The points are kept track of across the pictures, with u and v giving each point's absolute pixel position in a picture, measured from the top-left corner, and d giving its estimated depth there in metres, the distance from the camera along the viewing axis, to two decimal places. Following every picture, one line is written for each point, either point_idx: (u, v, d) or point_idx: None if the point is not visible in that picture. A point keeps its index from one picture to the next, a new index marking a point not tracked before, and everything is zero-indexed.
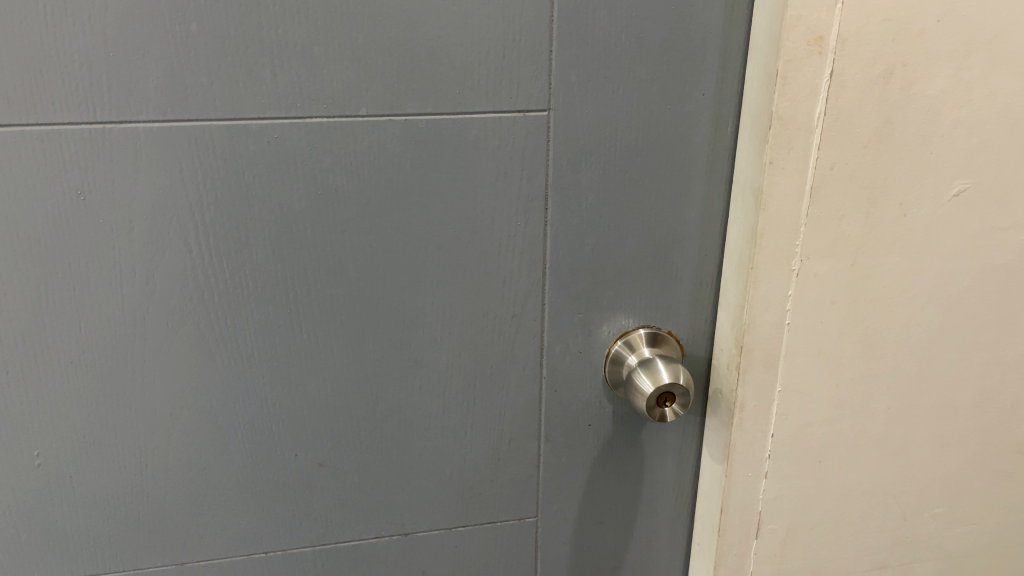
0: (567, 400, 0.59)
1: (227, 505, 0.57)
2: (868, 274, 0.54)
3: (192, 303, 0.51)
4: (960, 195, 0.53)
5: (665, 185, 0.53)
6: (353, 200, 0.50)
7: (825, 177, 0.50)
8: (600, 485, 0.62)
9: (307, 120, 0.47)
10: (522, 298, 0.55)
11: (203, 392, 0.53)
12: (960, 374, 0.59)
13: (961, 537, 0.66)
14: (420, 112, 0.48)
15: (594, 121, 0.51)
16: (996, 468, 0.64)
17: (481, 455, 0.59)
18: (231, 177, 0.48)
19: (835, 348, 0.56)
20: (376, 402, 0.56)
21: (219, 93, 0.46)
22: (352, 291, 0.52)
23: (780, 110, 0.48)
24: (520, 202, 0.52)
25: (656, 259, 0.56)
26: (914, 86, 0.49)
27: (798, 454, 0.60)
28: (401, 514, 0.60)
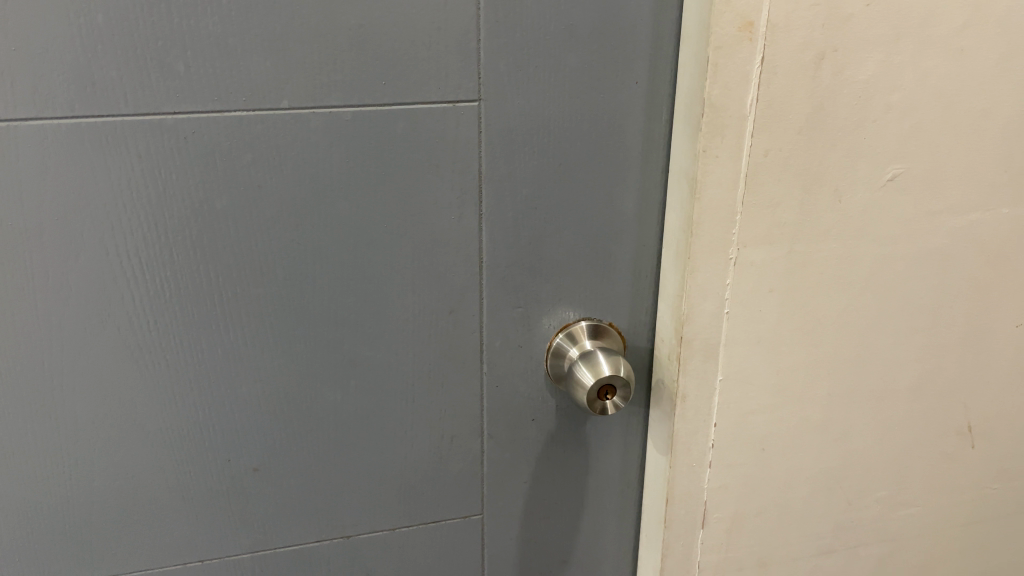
0: (509, 395, 0.58)
1: (158, 514, 0.55)
2: (804, 261, 0.54)
3: (112, 306, 0.49)
4: (894, 180, 0.53)
5: (600, 176, 0.53)
6: (279, 197, 0.48)
7: (759, 164, 0.50)
8: (545, 480, 0.61)
9: (226, 114, 0.45)
10: (459, 293, 0.54)
11: (128, 400, 0.51)
12: (899, 357, 0.60)
13: (905, 520, 0.67)
14: (345, 104, 0.47)
15: (525, 111, 0.50)
16: (936, 450, 0.65)
17: (422, 454, 0.58)
18: (148, 175, 0.46)
19: (774, 336, 0.56)
20: (312, 404, 0.54)
21: (130, 88, 0.44)
22: (282, 290, 0.51)
23: (712, 98, 0.48)
24: (453, 196, 0.51)
25: (595, 251, 0.55)
26: (845, 71, 0.49)
27: (742, 442, 0.59)
28: (341, 517, 0.59)
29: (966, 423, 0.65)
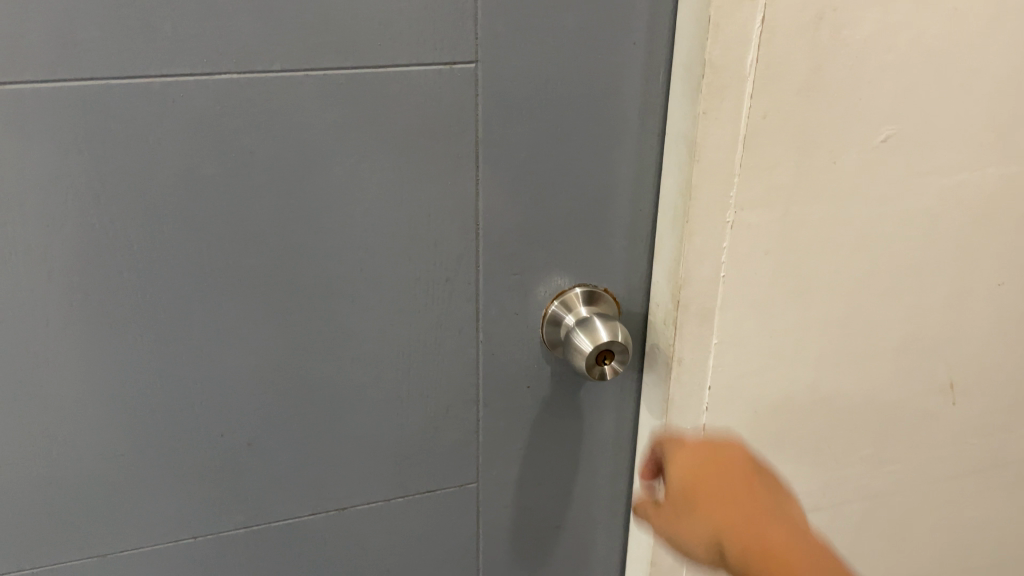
0: (504, 363, 0.57)
1: (149, 492, 0.53)
2: (799, 223, 0.54)
3: (97, 280, 0.47)
4: (887, 141, 0.53)
5: (597, 140, 0.52)
6: (270, 163, 0.47)
7: (758, 126, 0.50)
8: (540, 447, 0.61)
9: (215, 78, 0.44)
10: (455, 261, 0.53)
11: (115, 376, 0.49)
12: (886, 317, 0.61)
13: (888, 476, 0.69)
14: (338, 66, 0.45)
15: (522, 74, 0.48)
16: (919, 407, 0.66)
17: (417, 424, 0.57)
18: (133, 141, 0.44)
19: (768, 298, 0.56)
20: (305, 376, 0.53)
21: (114, 49, 0.42)
22: (274, 260, 0.49)
23: (712, 59, 0.47)
24: (449, 161, 0.50)
25: (591, 216, 0.54)
26: (842, 31, 0.48)
27: (735, 404, 0.60)
28: (336, 490, 0.58)
29: (948, 379, 0.66)
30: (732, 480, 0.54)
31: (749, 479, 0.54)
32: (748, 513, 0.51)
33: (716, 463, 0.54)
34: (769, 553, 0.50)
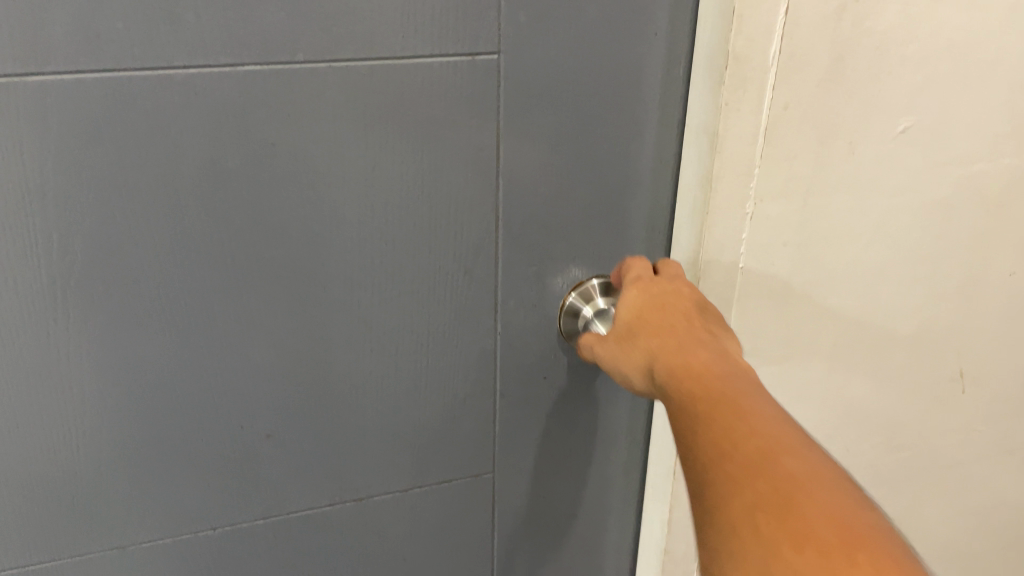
0: (522, 353, 0.57)
1: (168, 484, 0.53)
2: (818, 214, 0.54)
3: (118, 272, 0.46)
4: (906, 131, 0.53)
5: (617, 131, 0.52)
6: (293, 155, 0.46)
7: (779, 117, 0.49)
8: (555, 437, 0.62)
9: (238, 68, 0.43)
10: (475, 252, 0.53)
11: (136, 368, 0.49)
12: (900, 306, 0.61)
13: (897, 463, 0.69)
14: (361, 57, 0.45)
15: (544, 64, 0.48)
16: (929, 395, 0.67)
17: (435, 414, 0.57)
18: (156, 133, 0.43)
19: (785, 289, 0.56)
20: (325, 368, 0.53)
21: (137, 40, 0.41)
22: (295, 252, 0.49)
23: (736, 50, 0.47)
24: (471, 152, 0.49)
25: (610, 207, 0.54)
26: (866, 22, 0.48)
27: None
28: (354, 481, 0.58)
29: (958, 368, 0.66)
30: (674, 314, 0.49)
31: (694, 318, 0.48)
32: (676, 340, 0.47)
33: (664, 306, 0.49)
34: (687, 366, 0.45)
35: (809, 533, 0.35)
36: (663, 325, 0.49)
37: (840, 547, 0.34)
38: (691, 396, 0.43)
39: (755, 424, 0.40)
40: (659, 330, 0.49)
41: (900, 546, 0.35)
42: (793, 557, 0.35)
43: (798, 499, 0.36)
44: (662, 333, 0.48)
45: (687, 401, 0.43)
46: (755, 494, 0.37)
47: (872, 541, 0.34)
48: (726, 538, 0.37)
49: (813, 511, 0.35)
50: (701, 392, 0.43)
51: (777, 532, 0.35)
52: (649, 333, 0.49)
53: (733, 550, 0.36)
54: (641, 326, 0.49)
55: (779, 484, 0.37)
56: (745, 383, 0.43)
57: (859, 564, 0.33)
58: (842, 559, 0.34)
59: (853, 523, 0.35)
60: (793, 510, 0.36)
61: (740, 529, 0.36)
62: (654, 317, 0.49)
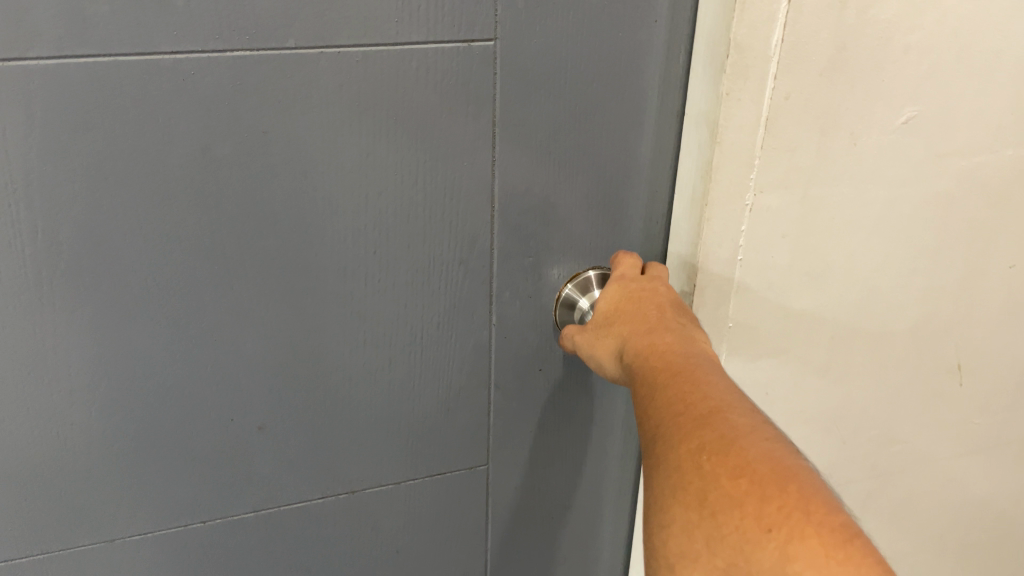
0: (517, 345, 0.57)
1: (159, 476, 0.53)
2: (818, 206, 0.53)
3: (107, 262, 0.45)
4: (909, 122, 0.53)
5: (616, 120, 0.51)
6: (285, 143, 0.45)
7: (780, 107, 0.48)
8: (551, 428, 0.61)
9: (228, 54, 0.42)
10: (470, 243, 0.52)
11: (126, 359, 0.48)
12: (899, 299, 0.60)
13: (894, 456, 0.69)
14: (355, 43, 0.44)
15: (542, 52, 0.47)
16: (927, 388, 0.66)
17: (430, 406, 0.57)
18: (144, 120, 0.42)
19: (783, 281, 0.56)
20: (318, 359, 0.52)
21: (125, 24, 0.40)
22: (287, 243, 0.48)
23: (738, 38, 0.46)
24: (466, 141, 0.48)
25: (607, 197, 0.53)
26: (870, 10, 0.47)
27: (747, 386, 0.60)
28: (347, 473, 0.57)
29: (956, 360, 0.66)
30: (647, 302, 0.51)
31: (667, 306, 0.51)
32: (647, 324, 0.50)
33: (639, 295, 0.52)
34: (653, 347, 0.48)
35: (746, 468, 0.39)
36: (636, 312, 0.51)
37: (772, 479, 0.38)
38: (654, 370, 0.46)
39: (707, 389, 0.44)
40: (632, 315, 0.51)
41: (820, 479, 0.40)
42: (732, 490, 0.39)
43: (739, 443, 0.40)
44: (634, 318, 0.51)
45: (649, 373, 0.47)
46: (702, 440, 0.41)
47: (799, 476, 0.39)
48: (673, 477, 0.41)
49: (751, 452, 0.40)
50: (662, 364, 0.46)
51: (719, 469, 0.40)
52: (623, 319, 0.51)
53: (678, 489, 0.41)
54: (616, 314, 0.52)
55: (724, 432, 0.41)
56: (706, 361, 0.47)
57: (788, 493, 0.38)
58: (773, 489, 0.38)
59: (783, 459, 0.40)
60: (734, 451, 0.40)
61: (687, 469, 0.41)
62: (629, 304, 0.52)
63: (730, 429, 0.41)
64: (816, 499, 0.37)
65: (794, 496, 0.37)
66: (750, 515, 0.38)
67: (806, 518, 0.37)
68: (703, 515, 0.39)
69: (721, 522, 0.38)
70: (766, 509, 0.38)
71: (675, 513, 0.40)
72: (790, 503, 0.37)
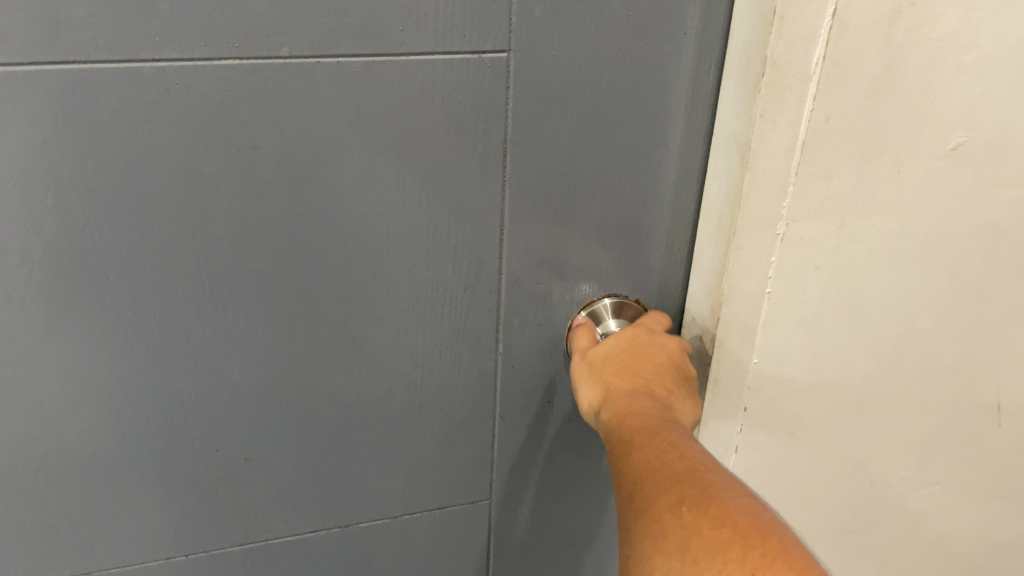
0: (525, 376, 0.53)
1: (138, 508, 0.49)
2: (855, 237, 0.49)
3: (82, 285, 0.42)
4: (958, 149, 0.48)
5: (638, 140, 0.47)
6: (277, 160, 0.42)
7: (819, 131, 0.44)
8: (558, 462, 0.57)
9: (215, 63, 0.38)
10: (476, 268, 0.48)
11: (103, 387, 0.45)
12: (938, 336, 0.56)
13: (925, 499, 0.65)
14: (355, 53, 0.40)
15: (560, 65, 0.43)
16: (963, 429, 0.62)
17: (429, 438, 0.53)
18: (123, 133, 0.39)
19: (814, 316, 0.51)
20: (311, 388, 0.49)
21: (102, 29, 0.37)
22: (278, 266, 0.44)
23: (776, 55, 0.42)
24: (475, 160, 0.45)
25: (626, 222, 0.50)
26: (921, 27, 0.43)
27: (771, 426, 0.56)
28: (340, 507, 0.54)
29: (996, 401, 0.62)
30: (635, 355, 0.48)
31: (655, 361, 0.48)
32: (626, 376, 0.47)
33: (630, 345, 0.49)
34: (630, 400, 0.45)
35: (727, 519, 0.37)
36: (624, 364, 0.48)
37: (754, 531, 0.37)
38: (631, 424, 0.44)
39: (683, 444, 0.42)
40: (618, 366, 0.48)
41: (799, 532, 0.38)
42: (714, 539, 0.37)
43: (718, 496, 0.38)
44: (620, 369, 0.48)
45: (625, 427, 0.44)
46: (681, 493, 0.39)
47: (779, 528, 0.37)
48: (653, 529, 0.39)
49: (731, 505, 0.38)
50: (640, 420, 0.44)
51: (701, 522, 0.38)
52: (607, 369, 0.48)
53: (659, 543, 0.38)
54: (602, 362, 0.48)
55: (702, 486, 0.39)
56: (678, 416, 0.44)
57: (770, 543, 0.36)
58: (755, 538, 0.36)
59: (764, 514, 0.38)
60: (714, 504, 0.38)
61: (667, 521, 0.39)
62: (616, 355, 0.48)
63: (708, 484, 0.39)
64: (797, 550, 0.36)
65: (778, 548, 0.36)
66: (734, 562, 0.36)
67: (788, 566, 0.35)
68: (686, 562, 0.37)
69: (704, 568, 0.37)
70: (749, 557, 0.36)
71: (656, 563, 0.38)
72: (772, 551, 0.36)
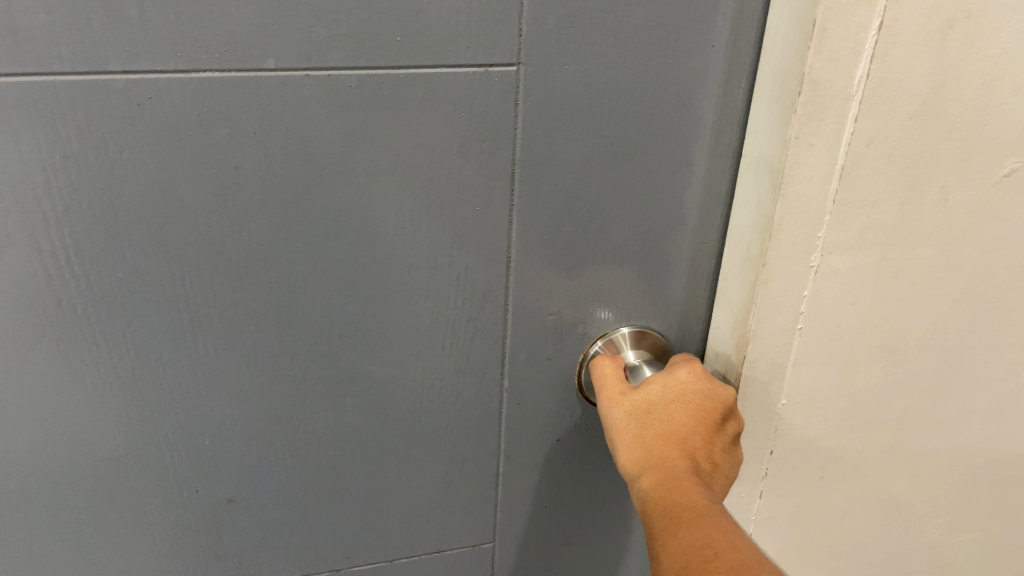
0: (533, 413, 0.49)
1: (113, 552, 0.46)
2: (897, 270, 0.45)
3: (48, 315, 0.38)
4: (1011, 175, 0.44)
5: (659, 161, 0.43)
6: (260, 182, 0.38)
7: (860, 156, 0.40)
8: (568, 504, 0.53)
9: (192, 75, 0.35)
10: (481, 299, 0.44)
11: (72, 425, 0.41)
12: (983, 376, 0.51)
13: (961, 545, 0.60)
14: (348, 66, 0.36)
15: (574, 80, 0.39)
16: (1006, 472, 0.57)
17: (428, 479, 0.49)
18: (91, 152, 0.35)
19: (850, 354, 0.47)
20: (299, 426, 0.45)
21: (66, 38, 0.33)
22: (263, 296, 0.41)
23: (815, 73, 0.37)
24: (480, 182, 0.41)
25: (645, 249, 0.46)
26: (976, 42, 0.38)
27: (799, 470, 0.51)
28: (332, 549, 0.50)
29: None
30: (683, 406, 0.43)
31: (703, 415, 0.43)
32: (673, 433, 0.43)
33: (678, 394, 0.44)
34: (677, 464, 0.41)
35: None
36: (668, 418, 0.43)
37: None
38: (674, 492, 0.40)
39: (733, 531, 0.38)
40: (661, 419, 0.43)
41: None
42: None
43: None
44: (663, 423, 0.43)
45: (671, 495, 0.40)
46: None
47: None
48: None
49: None
50: (688, 492, 0.40)
51: None
52: (649, 421, 0.43)
53: None
54: (643, 411, 0.44)
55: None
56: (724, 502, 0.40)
57: None
58: None
59: None
60: None
61: None
62: (660, 404, 0.44)
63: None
64: None
65: None
66: None
67: None
68: None
69: None
70: None
71: None
72: None
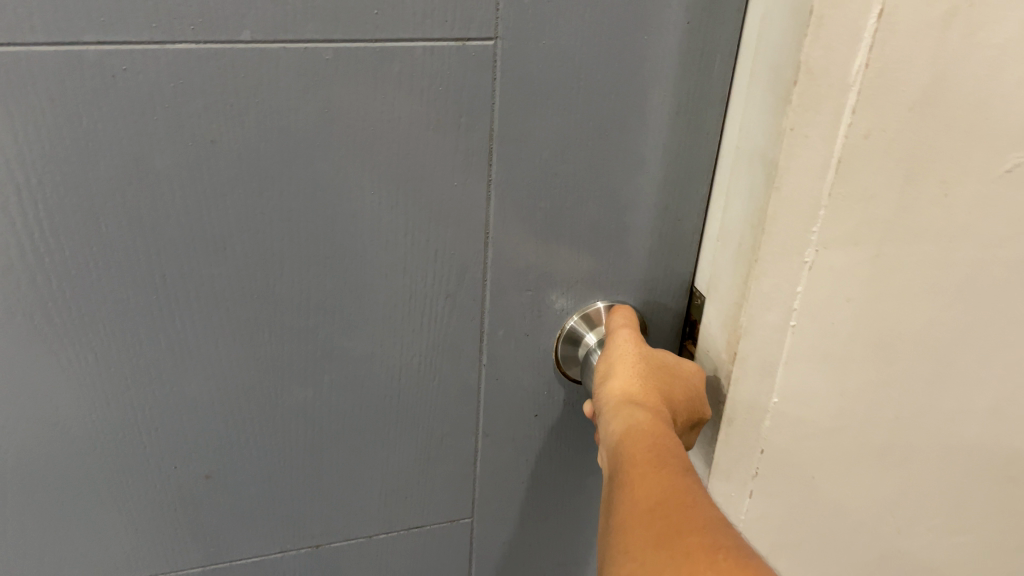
0: (511, 390, 0.48)
1: (90, 525, 0.46)
2: (894, 266, 0.43)
3: (21, 288, 0.38)
4: (1013, 171, 0.42)
5: (633, 138, 0.42)
6: (236, 156, 0.37)
7: (857, 148, 0.39)
8: (545, 480, 0.53)
9: (167, 47, 0.34)
10: (458, 277, 0.43)
11: (46, 398, 0.41)
12: (979, 379, 0.50)
13: (955, 548, 0.59)
14: (322, 37, 0.35)
15: (550, 54, 0.38)
16: (1005, 477, 0.55)
17: (408, 458, 0.49)
18: (64, 124, 0.35)
19: (843, 352, 0.46)
20: (275, 402, 0.45)
21: (36, 6, 0.32)
22: (239, 270, 0.40)
23: (812, 62, 0.37)
24: (458, 158, 0.40)
25: (617, 227, 0.45)
26: (978, 32, 0.37)
27: (788, 470, 0.51)
28: (312, 526, 0.50)
29: None
30: (684, 386, 0.44)
31: (692, 405, 0.44)
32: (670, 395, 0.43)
33: (685, 374, 0.45)
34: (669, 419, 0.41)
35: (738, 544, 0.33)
36: (671, 383, 0.44)
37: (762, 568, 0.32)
38: (665, 437, 0.39)
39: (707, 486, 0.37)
40: (667, 378, 0.44)
41: None
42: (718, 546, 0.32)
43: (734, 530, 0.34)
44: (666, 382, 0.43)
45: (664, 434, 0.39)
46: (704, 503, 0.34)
47: None
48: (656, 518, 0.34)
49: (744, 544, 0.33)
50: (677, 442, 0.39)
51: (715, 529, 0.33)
52: (655, 372, 0.44)
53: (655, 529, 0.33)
54: (655, 363, 0.44)
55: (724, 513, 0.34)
56: None
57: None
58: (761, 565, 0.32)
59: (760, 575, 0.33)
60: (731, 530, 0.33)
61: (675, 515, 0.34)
62: (670, 370, 0.44)
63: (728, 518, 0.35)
64: None
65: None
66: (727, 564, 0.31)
67: None
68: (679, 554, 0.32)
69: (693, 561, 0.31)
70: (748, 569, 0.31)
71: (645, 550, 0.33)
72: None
